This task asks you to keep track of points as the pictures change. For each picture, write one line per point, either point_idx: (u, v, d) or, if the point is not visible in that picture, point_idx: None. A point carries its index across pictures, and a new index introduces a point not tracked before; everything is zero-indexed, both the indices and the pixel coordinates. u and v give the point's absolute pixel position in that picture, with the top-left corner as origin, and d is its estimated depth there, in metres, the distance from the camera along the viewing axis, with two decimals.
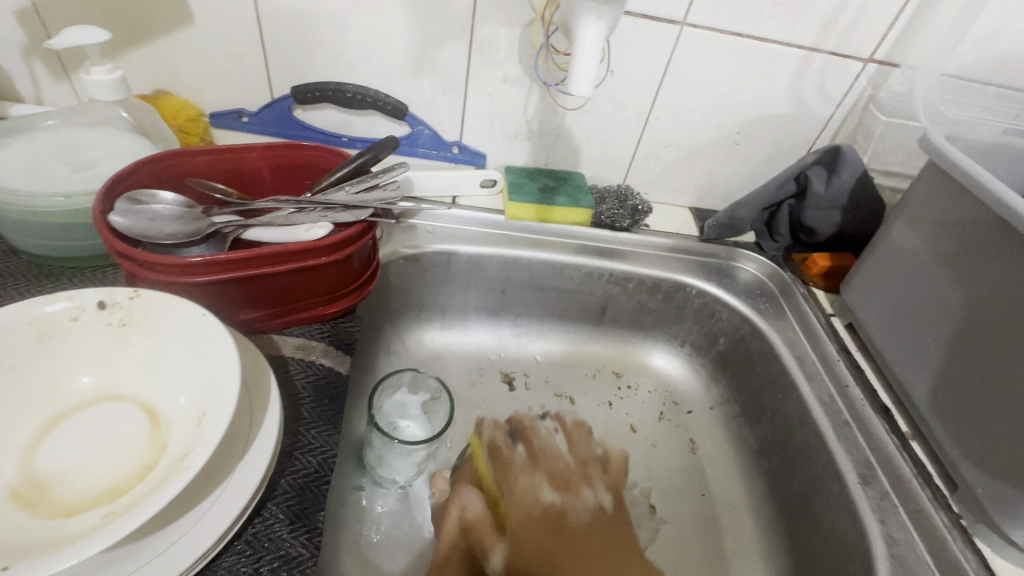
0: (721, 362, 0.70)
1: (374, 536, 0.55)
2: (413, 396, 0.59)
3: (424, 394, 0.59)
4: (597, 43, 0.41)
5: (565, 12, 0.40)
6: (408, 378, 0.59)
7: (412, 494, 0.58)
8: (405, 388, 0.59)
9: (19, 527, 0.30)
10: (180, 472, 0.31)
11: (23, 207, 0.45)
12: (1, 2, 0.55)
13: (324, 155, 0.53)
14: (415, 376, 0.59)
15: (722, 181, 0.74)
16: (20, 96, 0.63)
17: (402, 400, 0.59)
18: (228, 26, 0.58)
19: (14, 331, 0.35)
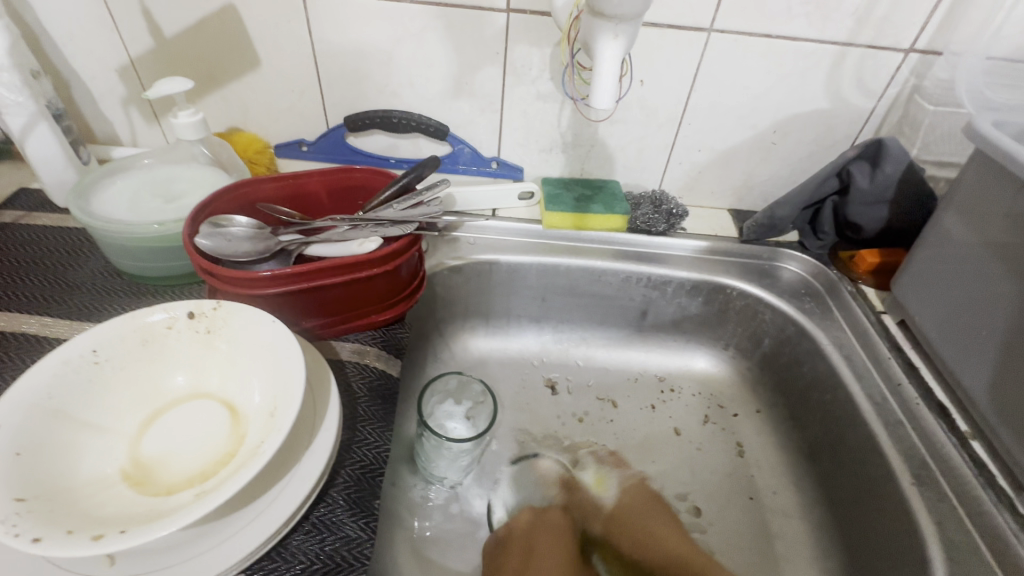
0: (766, 364, 0.70)
1: (425, 530, 0.58)
2: (459, 405, 0.62)
3: (469, 402, 0.62)
4: (616, 60, 0.43)
5: (584, 34, 0.43)
6: (454, 384, 0.62)
7: (461, 492, 0.62)
8: (451, 397, 0.62)
9: (130, 502, 0.36)
10: (257, 456, 0.36)
11: (124, 234, 0.53)
12: (108, 62, 0.65)
13: (373, 177, 0.58)
14: (462, 384, 0.62)
15: (760, 180, 0.73)
16: (119, 141, 0.73)
17: (449, 409, 0.62)
18: (289, 68, 0.66)
19: (123, 337, 0.42)
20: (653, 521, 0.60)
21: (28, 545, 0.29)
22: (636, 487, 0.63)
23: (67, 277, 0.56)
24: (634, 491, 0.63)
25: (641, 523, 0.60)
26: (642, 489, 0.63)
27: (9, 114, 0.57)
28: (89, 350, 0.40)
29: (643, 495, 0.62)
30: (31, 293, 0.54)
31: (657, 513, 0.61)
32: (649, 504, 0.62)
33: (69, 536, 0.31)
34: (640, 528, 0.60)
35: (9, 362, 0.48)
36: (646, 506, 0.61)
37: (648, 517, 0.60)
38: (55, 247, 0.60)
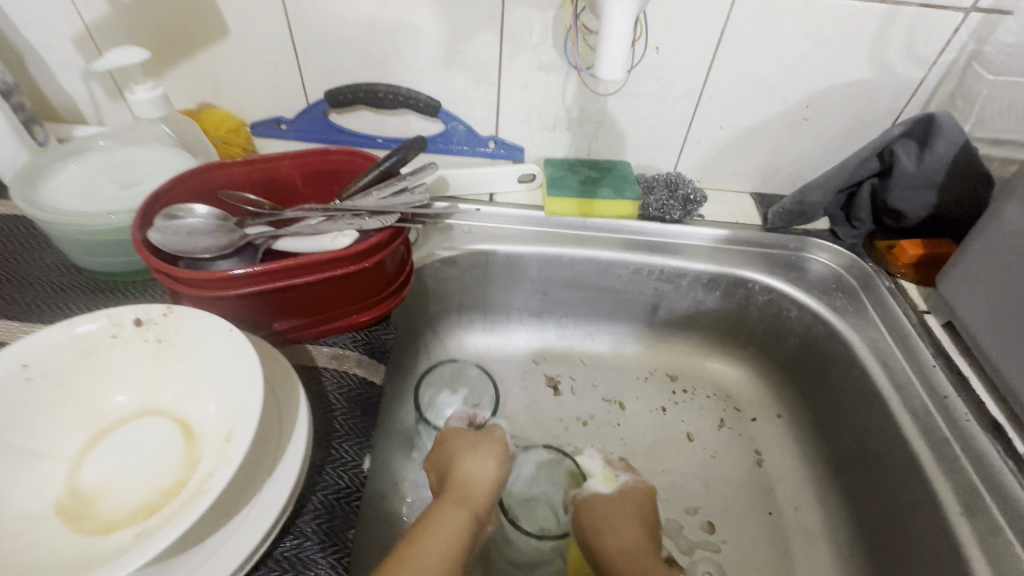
0: (789, 365, 0.64)
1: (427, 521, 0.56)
2: (456, 394, 0.58)
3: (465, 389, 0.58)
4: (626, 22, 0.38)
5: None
6: (449, 372, 0.57)
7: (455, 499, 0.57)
8: (447, 386, 0.57)
9: (61, 544, 0.31)
10: (203, 493, 0.31)
11: (73, 225, 0.47)
12: (62, 31, 0.59)
13: (352, 160, 0.52)
14: (455, 368, 0.57)
15: (788, 162, 0.66)
16: (84, 119, 0.67)
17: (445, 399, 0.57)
18: (261, 36, 0.59)
19: (59, 349, 0.37)
20: (617, 517, 0.51)
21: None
22: (638, 491, 0.55)
23: (19, 272, 0.51)
24: (636, 501, 0.53)
25: (605, 512, 0.51)
26: (644, 498, 0.54)
27: None
28: (18, 363, 0.35)
29: (632, 502, 0.53)
30: None
31: (625, 517, 0.51)
32: (629, 513, 0.52)
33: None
34: (609, 521, 0.51)
35: None
36: (626, 511, 0.52)
37: (618, 518, 0.51)
38: (8, 239, 0.54)
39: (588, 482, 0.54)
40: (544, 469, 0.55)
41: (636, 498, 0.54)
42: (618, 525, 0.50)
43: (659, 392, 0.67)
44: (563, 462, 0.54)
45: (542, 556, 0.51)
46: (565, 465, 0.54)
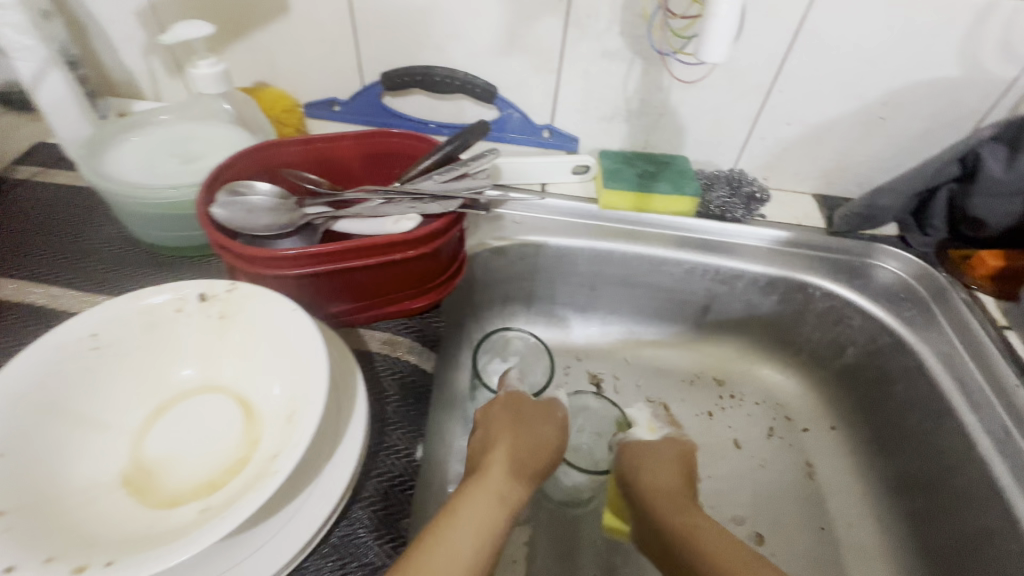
0: (848, 376, 0.61)
1: None
2: (505, 362, 0.59)
3: (515, 358, 0.59)
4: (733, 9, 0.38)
5: None
6: (499, 341, 0.58)
7: None
8: (497, 355, 0.59)
9: (128, 516, 0.31)
10: (269, 474, 0.30)
11: (137, 198, 0.48)
12: (126, 5, 0.59)
13: (412, 143, 0.50)
14: (505, 339, 0.58)
15: (857, 163, 0.63)
16: (141, 95, 0.68)
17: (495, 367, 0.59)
18: (321, 14, 0.58)
19: (125, 320, 0.36)
20: (661, 461, 0.49)
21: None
22: (679, 444, 0.53)
23: (79, 243, 0.52)
24: (680, 451, 0.52)
25: (647, 456, 0.50)
26: (686, 451, 0.52)
27: (19, 60, 0.52)
28: (88, 333, 0.35)
29: (674, 455, 0.51)
30: (42, 260, 0.50)
31: (666, 464, 0.49)
32: (673, 460, 0.50)
33: (47, 566, 0.26)
34: (649, 465, 0.49)
35: (15, 337, 0.44)
36: (669, 461, 0.50)
37: (657, 460, 0.50)
38: (69, 209, 0.55)
39: (632, 428, 0.53)
40: (587, 420, 0.58)
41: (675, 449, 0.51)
42: (657, 470, 0.48)
43: (706, 394, 0.65)
44: (612, 412, 0.57)
45: (580, 494, 0.53)
46: (613, 414, 0.57)
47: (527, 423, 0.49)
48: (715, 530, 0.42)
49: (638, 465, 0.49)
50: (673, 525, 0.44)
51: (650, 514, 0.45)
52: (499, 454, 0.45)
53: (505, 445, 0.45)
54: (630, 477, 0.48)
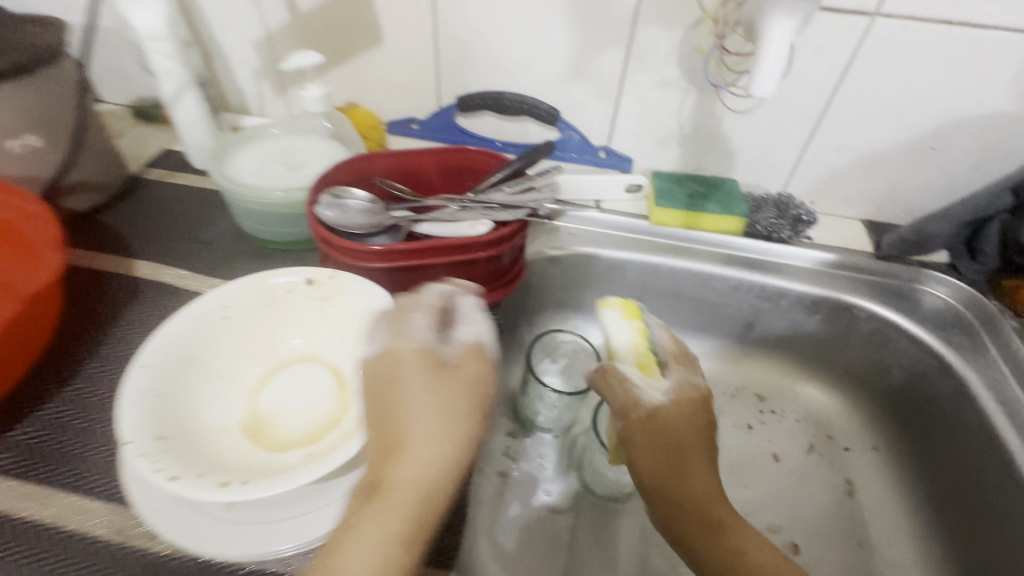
0: (892, 399, 0.62)
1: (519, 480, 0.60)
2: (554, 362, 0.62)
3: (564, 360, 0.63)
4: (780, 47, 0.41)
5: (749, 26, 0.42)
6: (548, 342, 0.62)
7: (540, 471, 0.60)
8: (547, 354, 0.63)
9: (249, 454, 0.38)
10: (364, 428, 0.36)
11: (253, 198, 0.56)
12: (247, 36, 0.69)
13: (484, 159, 0.57)
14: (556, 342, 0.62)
15: (907, 191, 0.65)
16: (249, 111, 0.78)
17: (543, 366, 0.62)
18: (409, 45, 0.66)
19: (250, 296, 0.44)
20: (683, 451, 0.44)
21: (167, 482, 0.32)
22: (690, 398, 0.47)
23: (199, 235, 0.61)
24: (693, 406, 0.47)
25: (670, 426, 0.45)
26: (695, 404, 0.47)
27: (164, 81, 0.63)
28: (221, 304, 0.43)
29: (695, 410, 0.46)
30: (169, 247, 0.59)
31: (685, 427, 0.46)
32: (693, 435, 0.45)
33: (199, 479, 0.33)
34: (673, 435, 0.45)
35: (152, 309, 0.52)
36: (690, 430, 0.45)
37: (680, 426, 0.45)
38: (191, 206, 0.65)
39: (629, 371, 0.48)
40: None
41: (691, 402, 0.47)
42: (678, 465, 0.44)
43: (746, 407, 0.67)
44: None
45: (622, 489, 0.57)
46: None
47: (439, 409, 0.35)
48: (761, 545, 0.41)
49: (663, 435, 0.45)
50: (707, 533, 0.41)
51: (680, 524, 0.42)
52: (411, 460, 0.33)
53: (421, 444, 0.33)
54: (647, 469, 0.44)
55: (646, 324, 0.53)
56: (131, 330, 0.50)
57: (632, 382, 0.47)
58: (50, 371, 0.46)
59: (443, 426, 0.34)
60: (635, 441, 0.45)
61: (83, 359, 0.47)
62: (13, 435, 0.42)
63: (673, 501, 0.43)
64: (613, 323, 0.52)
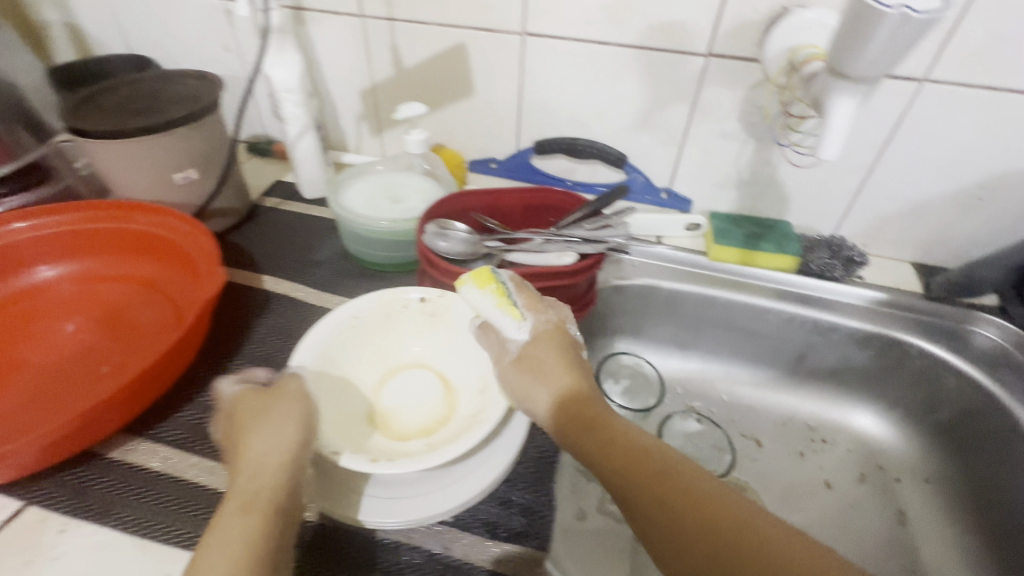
0: (943, 433, 0.65)
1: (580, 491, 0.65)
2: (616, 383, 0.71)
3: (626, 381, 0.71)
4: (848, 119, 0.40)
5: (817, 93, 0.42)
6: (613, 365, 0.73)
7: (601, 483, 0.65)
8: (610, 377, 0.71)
9: (381, 441, 0.47)
10: (482, 421, 0.45)
11: (362, 225, 0.65)
12: (356, 86, 0.81)
13: (566, 199, 0.65)
14: (618, 365, 0.73)
15: (955, 238, 0.69)
16: (347, 147, 0.89)
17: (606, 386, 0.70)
18: (496, 97, 0.76)
19: (374, 310, 0.53)
20: (549, 371, 0.45)
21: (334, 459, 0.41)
22: (553, 334, 0.47)
23: (311, 255, 0.71)
24: (554, 340, 0.47)
25: (553, 363, 0.45)
26: (559, 337, 0.47)
27: (290, 124, 0.74)
28: (352, 316, 0.51)
29: (560, 336, 0.47)
30: (288, 265, 0.69)
31: (566, 362, 0.46)
32: (551, 354, 0.46)
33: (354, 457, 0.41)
34: (560, 370, 0.45)
35: (283, 318, 0.61)
36: (549, 349, 0.46)
37: (564, 362, 0.46)
38: (302, 231, 0.75)
39: (500, 322, 0.47)
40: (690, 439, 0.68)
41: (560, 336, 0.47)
42: (548, 384, 0.44)
43: (798, 434, 0.72)
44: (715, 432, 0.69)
45: None
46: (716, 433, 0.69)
47: (276, 421, 0.41)
48: (631, 440, 0.40)
49: (552, 376, 0.45)
50: (584, 436, 0.42)
51: (567, 436, 0.42)
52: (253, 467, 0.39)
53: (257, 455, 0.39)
54: (527, 395, 0.45)
55: (503, 284, 0.49)
56: (267, 334, 0.59)
57: (503, 336, 0.48)
58: (205, 365, 0.55)
59: (271, 425, 0.41)
60: (546, 401, 0.44)
61: (230, 356, 0.56)
62: (183, 415, 0.51)
63: (611, 460, 0.40)
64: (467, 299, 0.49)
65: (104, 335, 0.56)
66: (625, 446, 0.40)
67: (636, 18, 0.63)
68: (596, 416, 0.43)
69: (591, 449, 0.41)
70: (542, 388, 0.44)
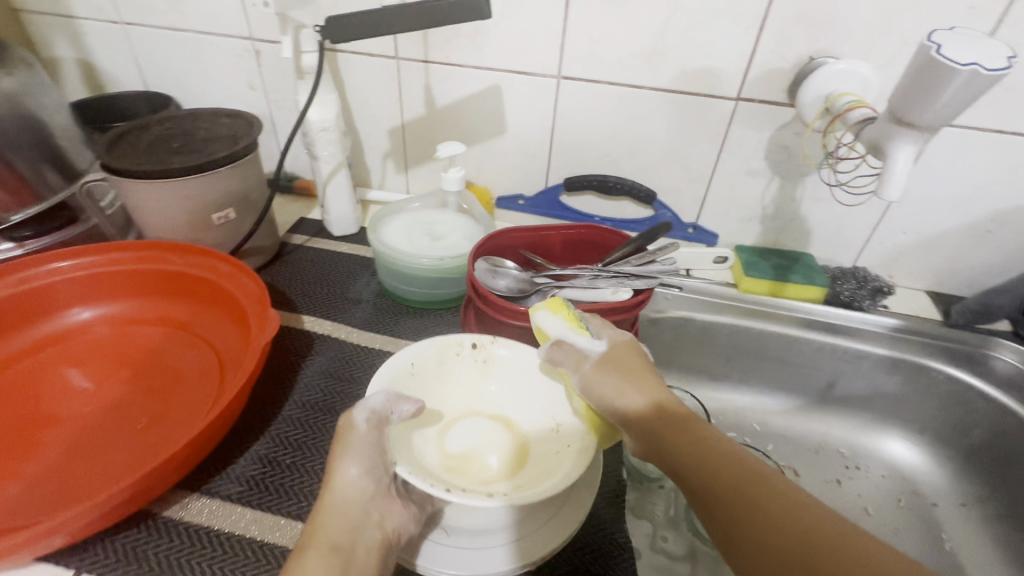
0: (974, 456, 0.68)
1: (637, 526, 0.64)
2: None
3: None
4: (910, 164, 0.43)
5: (877, 136, 0.45)
6: None
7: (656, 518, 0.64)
8: None
9: (464, 487, 0.44)
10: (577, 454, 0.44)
11: (403, 261, 0.65)
12: (385, 124, 0.81)
13: (611, 236, 0.66)
14: None
15: (967, 267, 0.73)
16: (372, 184, 0.89)
17: None
18: (528, 136, 0.77)
19: (428, 357, 0.52)
20: (640, 377, 0.45)
21: (447, 495, 0.38)
22: (626, 346, 0.48)
23: (348, 293, 0.69)
24: (630, 349, 0.48)
25: (630, 369, 0.45)
26: (635, 349, 0.48)
27: (323, 162, 0.73)
28: (410, 363, 0.50)
29: (634, 348, 0.48)
30: (325, 303, 0.67)
31: (644, 370, 0.46)
32: (637, 364, 0.46)
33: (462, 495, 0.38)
34: (636, 375, 0.45)
35: (329, 360, 0.59)
36: (634, 362, 0.46)
37: (642, 370, 0.46)
38: (335, 268, 0.73)
39: (574, 332, 0.48)
40: None
41: (635, 350, 0.48)
42: (638, 387, 0.44)
43: (832, 461, 0.73)
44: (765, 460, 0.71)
45: None
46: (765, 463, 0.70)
47: (340, 464, 0.42)
48: (728, 454, 0.39)
49: (632, 381, 0.45)
50: (678, 440, 0.40)
51: (659, 437, 0.41)
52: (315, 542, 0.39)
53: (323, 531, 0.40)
54: (612, 399, 0.44)
55: (574, 312, 0.51)
56: (316, 378, 0.57)
57: (580, 349, 0.47)
58: (258, 412, 0.53)
59: (345, 458, 0.42)
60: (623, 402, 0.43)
61: (282, 402, 0.54)
62: (240, 467, 0.48)
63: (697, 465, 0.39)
64: (543, 323, 0.50)
65: (143, 384, 0.54)
66: (727, 456, 0.39)
67: (670, 64, 0.67)
68: (691, 423, 0.42)
69: (685, 452, 0.39)
70: (616, 387, 0.44)
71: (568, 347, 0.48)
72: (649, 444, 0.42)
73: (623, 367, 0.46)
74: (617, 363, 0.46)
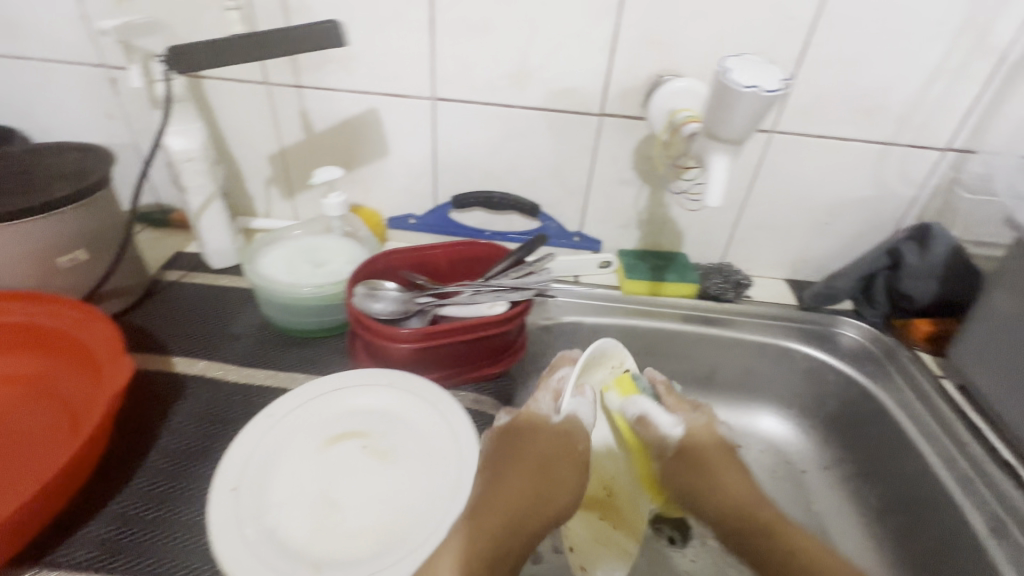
0: (831, 423, 0.76)
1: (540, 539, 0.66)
2: None
3: None
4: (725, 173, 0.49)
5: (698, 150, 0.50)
6: None
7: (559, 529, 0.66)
8: None
9: None
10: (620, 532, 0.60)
11: (285, 293, 0.63)
12: (262, 150, 0.79)
13: (490, 250, 0.68)
14: None
15: (816, 256, 0.82)
16: (256, 212, 0.86)
17: None
18: (412, 157, 0.78)
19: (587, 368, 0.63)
20: (712, 448, 0.61)
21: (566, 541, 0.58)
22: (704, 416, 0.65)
23: (227, 329, 0.66)
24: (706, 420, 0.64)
25: (703, 450, 0.61)
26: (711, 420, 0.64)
27: (193, 194, 0.70)
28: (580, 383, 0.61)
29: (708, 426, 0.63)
30: (200, 342, 0.64)
31: (711, 434, 0.63)
32: (712, 437, 0.62)
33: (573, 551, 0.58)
34: (704, 444, 0.61)
35: (202, 402, 0.56)
36: (707, 437, 0.62)
37: (709, 438, 0.62)
38: (213, 303, 0.70)
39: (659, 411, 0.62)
40: None
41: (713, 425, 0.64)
42: (700, 447, 0.61)
43: None
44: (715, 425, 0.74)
45: None
46: None
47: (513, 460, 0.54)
48: (776, 519, 0.54)
49: (699, 453, 0.61)
50: (764, 535, 0.53)
51: (747, 520, 0.55)
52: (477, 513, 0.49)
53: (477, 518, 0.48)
54: (677, 461, 0.60)
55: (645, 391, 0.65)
56: (186, 423, 0.54)
57: (664, 430, 0.61)
58: (114, 468, 0.49)
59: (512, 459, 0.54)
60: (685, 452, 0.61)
61: (143, 454, 0.51)
62: (89, 530, 0.45)
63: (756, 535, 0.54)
64: (621, 404, 0.63)
65: None
66: (774, 519, 0.55)
67: (537, 84, 0.70)
68: (776, 521, 0.54)
69: (763, 535, 0.53)
70: (687, 454, 0.61)
71: (673, 401, 0.65)
72: (729, 520, 0.56)
73: (695, 434, 0.62)
74: (689, 432, 0.62)
